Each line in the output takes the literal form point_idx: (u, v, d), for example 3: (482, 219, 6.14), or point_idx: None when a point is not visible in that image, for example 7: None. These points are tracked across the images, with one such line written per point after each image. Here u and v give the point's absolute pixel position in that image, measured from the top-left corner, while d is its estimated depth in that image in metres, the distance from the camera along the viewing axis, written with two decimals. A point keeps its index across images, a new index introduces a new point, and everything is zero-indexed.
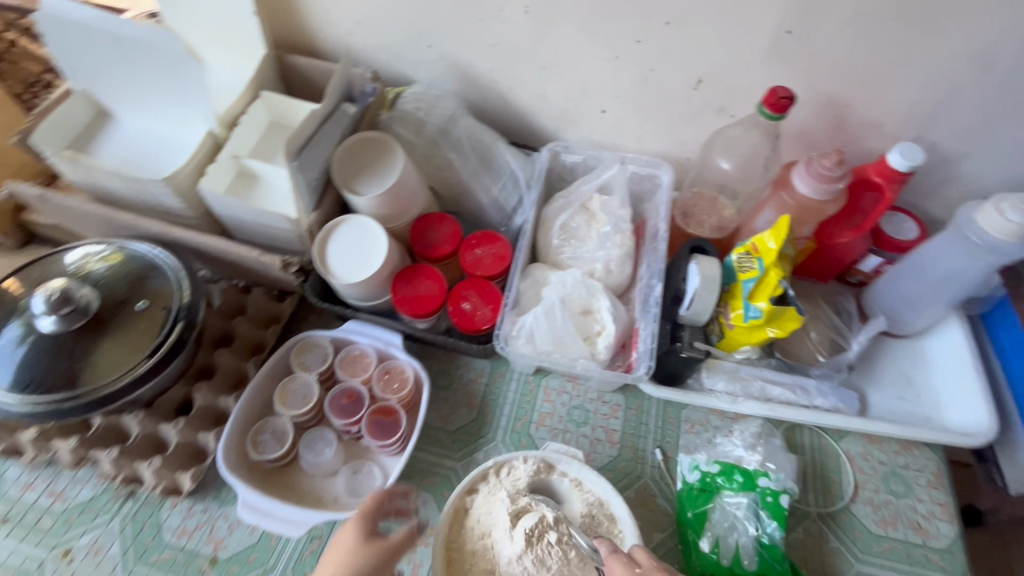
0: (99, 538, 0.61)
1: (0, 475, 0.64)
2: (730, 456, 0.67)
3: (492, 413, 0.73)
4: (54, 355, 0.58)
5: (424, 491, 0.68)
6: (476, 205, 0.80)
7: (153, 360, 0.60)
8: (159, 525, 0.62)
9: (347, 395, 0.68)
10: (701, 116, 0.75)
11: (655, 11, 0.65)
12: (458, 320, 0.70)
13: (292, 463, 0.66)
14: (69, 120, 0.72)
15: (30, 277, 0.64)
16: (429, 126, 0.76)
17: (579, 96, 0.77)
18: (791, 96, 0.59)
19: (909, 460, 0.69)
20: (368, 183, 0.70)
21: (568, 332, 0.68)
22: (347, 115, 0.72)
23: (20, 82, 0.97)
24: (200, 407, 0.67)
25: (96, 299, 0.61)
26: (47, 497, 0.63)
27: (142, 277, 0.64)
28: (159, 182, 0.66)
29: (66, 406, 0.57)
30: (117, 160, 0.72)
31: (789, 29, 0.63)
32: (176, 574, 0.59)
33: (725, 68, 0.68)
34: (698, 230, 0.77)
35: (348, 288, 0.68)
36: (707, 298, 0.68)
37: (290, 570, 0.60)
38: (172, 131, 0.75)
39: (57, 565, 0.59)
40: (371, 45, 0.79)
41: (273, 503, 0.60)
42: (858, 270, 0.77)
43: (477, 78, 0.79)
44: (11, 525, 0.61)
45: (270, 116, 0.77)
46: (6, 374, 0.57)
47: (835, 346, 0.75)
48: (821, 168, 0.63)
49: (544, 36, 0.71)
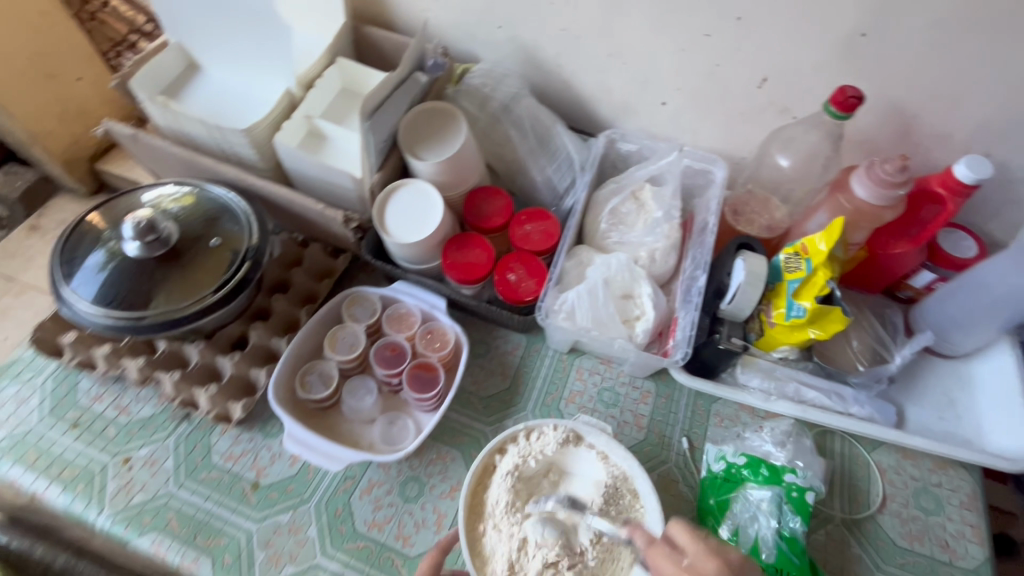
0: (155, 452, 0.66)
1: (74, 385, 0.70)
2: (758, 451, 0.68)
3: (524, 384, 0.75)
4: (136, 277, 0.63)
5: (454, 449, 0.70)
6: (529, 183, 0.82)
7: (221, 294, 0.64)
8: (209, 448, 0.67)
9: (391, 348, 0.71)
10: (762, 115, 0.75)
11: (729, 5, 0.65)
12: (503, 290, 0.72)
13: (334, 407, 0.70)
14: (163, 70, 0.78)
15: (111, 213, 0.69)
16: (493, 102, 0.80)
17: (641, 87, 0.78)
18: (860, 95, 0.59)
19: (942, 479, 0.68)
20: (432, 151, 0.74)
21: (609, 312, 0.70)
22: (418, 85, 0.75)
23: (106, 40, 1.02)
24: (254, 345, 0.72)
25: (177, 233, 0.66)
26: (112, 409, 0.68)
27: (218, 218, 0.69)
28: (239, 133, 0.70)
29: (141, 324, 0.62)
30: (202, 109, 0.77)
31: (863, 32, 0.63)
32: (221, 493, 0.63)
33: (793, 68, 0.68)
34: (747, 228, 0.77)
35: (401, 249, 0.71)
36: (750, 295, 0.68)
37: (324, 504, 0.64)
38: (252, 88, 0.79)
39: (117, 470, 0.64)
40: (444, 22, 0.82)
41: (316, 438, 0.63)
42: (908, 285, 0.76)
43: (543, 61, 0.81)
44: (80, 430, 0.67)
45: (343, 82, 0.81)
46: (92, 289, 0.62)
47: (877, 358, 0.73)
48: (883, 172, 0.63)
49: (613, 24, 0.72)
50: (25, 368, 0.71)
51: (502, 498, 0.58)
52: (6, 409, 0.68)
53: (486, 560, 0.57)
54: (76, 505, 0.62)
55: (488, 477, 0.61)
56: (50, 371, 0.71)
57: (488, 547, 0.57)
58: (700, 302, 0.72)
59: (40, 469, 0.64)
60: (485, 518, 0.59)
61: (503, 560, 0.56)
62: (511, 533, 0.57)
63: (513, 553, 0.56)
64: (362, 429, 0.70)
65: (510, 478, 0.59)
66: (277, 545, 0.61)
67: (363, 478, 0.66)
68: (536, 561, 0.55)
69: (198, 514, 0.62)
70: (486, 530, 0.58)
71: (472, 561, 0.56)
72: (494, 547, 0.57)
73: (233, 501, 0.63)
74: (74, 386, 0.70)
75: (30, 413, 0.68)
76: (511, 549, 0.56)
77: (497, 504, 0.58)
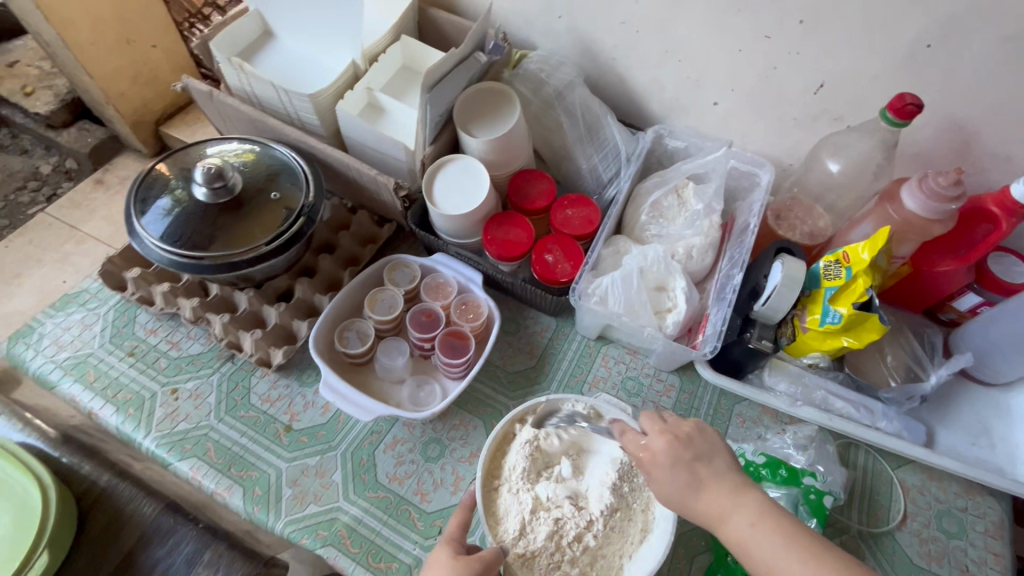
0: (200, 387, 0.70)
1: (133, 317, 0.75)
2: (779, 453, 0.68)
3: (550, 365, 0.77)
4: (202, 221, 0.68)
5: (476, 417, 0.72)
6: (575, 170, 0.85)
7: (274, 245, 0.68)
8: (249, 389, 0.71)
9: (426, 314, 0.74)
10: (815, 121, 0.75)
11: (792, 8, 0.65)
12: (539, 269, 0.74)
13: (367, 364, 0.74)
14: (241, 34, 0.82)
15: (177, 163, 0.73)
16: (547, 88, 0.82)
17: (694, 85, 0.79)
18: (919, 103, 0.59)
19: (968, 504, 0.67)
20: (483, 130, 0.77)
21: (641, 300, 0.70)
22: (478, 64, 0.78)
23: (184, 10, 1.11)
24: (299, 299, 0.76)
25: (242, 184, 0.70)
26: (165, 343, 0.74)
27: (279, 174, 0.73)
28: (305, 97, 0.74)
29: (200, 263, 0.66)
30: (273, 73, 0.81)
31: (928, 44, 0.62)
32: (256, 431, 0.68)
33: (852, 75, 0.68)
34: (789, 233, 0.77)
35: (444, 221, 0.73)
36: (786, 296, 0.67)
37: (350, 453, 0.67)
38: (318, 56, 0.83)
39: (165, 399, 0.69)
40: (506, 8, 0.84)
41: (350, 389, 0.66)
42: (952, 307, 0.74)
43: (599, 53, 0.83)
44: (135, 358, 0.72)
45: (404, 59, 0.84)
46: (162, 226, 0.67)
47: (910, 376, 0.72)
48: (936, 185, 0.62)
49: (673, 21, 0.73)
50: (91, 298, 0.77)
51: (519, 463, 0.60)
52: (72, 332, 0.74)
53: (499, 519, 0.58)
54: (126, 425, 0.67)
55: (507, 443, 0.64)
56: (113, 303, 0.77)
57: (502, 507, 0.59)
58: (733, 299, 0.71)
59: (97, 389, 0.69)
60: (501, 481, 0.61)
61: (515, 521, 0.58)
62: (525, 496, 0.59)
63: (525, 514, 0.57)
64: (392, 389, 0.73)
65: (529, 446, 0.61)
66: (304, 485, 0.64)
67: (389, 434, 0.69)
68: (546, 525, 0.57)
69: (235, 448, 0.66)
70: (502, 492, 0.60)
71: (486, 518, 0.58)
72: (507, 508, 0.59)
73: (267, 440, 0.67)
74: (133, 318, 0.75)
75: (92, 338, 0.74)
76: (524, 511, 0.58)
77: (514, 469, 0.60)
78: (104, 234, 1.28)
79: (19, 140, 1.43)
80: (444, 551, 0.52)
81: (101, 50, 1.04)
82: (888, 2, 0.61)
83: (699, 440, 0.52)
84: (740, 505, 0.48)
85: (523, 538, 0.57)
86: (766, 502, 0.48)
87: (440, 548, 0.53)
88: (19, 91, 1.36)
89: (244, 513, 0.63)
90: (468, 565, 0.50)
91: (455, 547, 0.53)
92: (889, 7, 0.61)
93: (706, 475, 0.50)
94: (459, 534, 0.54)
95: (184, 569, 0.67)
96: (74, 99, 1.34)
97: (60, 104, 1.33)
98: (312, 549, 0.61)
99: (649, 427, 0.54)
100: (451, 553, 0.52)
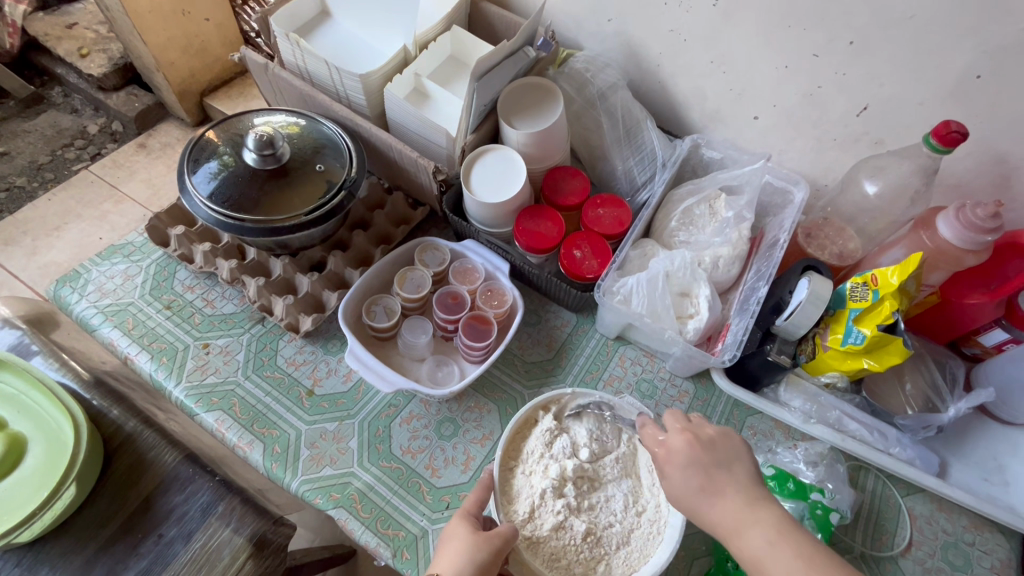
0: (231, 344, 0.74)
1: (174, 273, 0.80)
2: (788, 467, 0.68)
3: (567, 359, 0.78)
4: (249, 185, 0.71)
5: (491, 402, 0.73)
6: (610, 171, 0.86)
7: (315, 215, 0.70)
8: (276, 351, 0.74)
9: (452, 296, 0.77)
10: (855, 144, 0.75)
11: (843, 28, 0.66)
12: (566, 263, 0.75)
13: (392, 339, 0.76)
14: (301, 13, 0.85)
15: (228, 130, 0.76)
16: (591, 87, 0.84)
17: (736, 98, 0.80)
18: (964, 131, 0.59)
19: (976, 539, 0.67)
20: (525, 123, 0.79)
21: (664, 304, 0.71)
22: (527, 58, 0.80)
23: None
24: (331, 271, 0.79)
25: (290, 154, 0.73)
26: (201, 301, 0.78)
27: (324, 147, 0.76)
28: (356, 78, 0.77)
29: (242, 225, 0.69)
30: (328, 51, 0.84)
31: (977, 74, 0.62)
32: (280, 392, 0.71)
33: (897, 100, 0.68)
34: (818, 253, 0.77)
35: (477, 207, 0.75)
36: (810, 313, 0.67)
37: (367, 422, 0.70)
38: (371, 38, 0.86)
39: (197, 352, 0.73)
40: (557, 8, 0.86)
41: (375, 361, 0.68)
42: (977, 341, 0.72)
43: (645, 59, 0.84)
44: (172, 312, 0.77)
45: (454, 50, 0.86)
46: (211, 187, 0.70)
47: (928, 406, 0.72)
48: (973, 216, 0.62)
49: (721, 32, 0.74)
50: (136, 251, 0.82)
51: (538, 450, 0.62)
52: (115, 281, 0.79)
53: (513, 500, 0.60)
54: (159, 373, 0.72)
55: (528, 428, 0.65)
56: (156, 257, 0.82)
57: (515, 489, 0.61)
58: (756, 311, 0.71)
59: (134, 337, 0.74)
60: (518, 464, 0.63)
61: (526, 504, 0.59)
62: (539, 481, 0.60)
63: (535, 499, 0.59)
64: (412, 365, 0.75)
65: (549, 434, 0.63)
66: (321, 448, 0.67)
67: (406, 409, 0.71)
68: (552, 515, 0.58)
69: (259, 406, 0.70)
70: (517, 474, 0.62)
71: (500, 496, 0.59)
72: (520, 489, 0.61)
73: (289, 402, 0.70)
74: (173, 274, 0.80)
75: (133, 289, 0.79)
76: (534, 496, 0.59)
77: (534, 454, 0.62)
78: (142, 196, 1.32)
79: (70, 100, 1.49)
80: (462, 525, 0.54)
81: (158, 17, 1.08)
82: (943, 30, 0.61)
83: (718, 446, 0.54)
84: (756, 523, 0.49)
85: (531, 522, 0.59)
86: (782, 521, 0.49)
87: (457, 521, 0.54)
88: (75, 53, 1.41)
89: (262, 468, 0.66)
90: (488, 540, 0.52)
91: (472, 522, 0.54)
92: (942, 33, 0.61)
93: (719, 482, 0.51)
94: (476, 510, 0.56)
95: (198, 519, 0.65)
96: (126, 65, 1.39)
97: (112, 68, 1.38)
98: (324, 509, 0.63)
99: (672, 426, 0.56)
100: (471, 529, 0.53)
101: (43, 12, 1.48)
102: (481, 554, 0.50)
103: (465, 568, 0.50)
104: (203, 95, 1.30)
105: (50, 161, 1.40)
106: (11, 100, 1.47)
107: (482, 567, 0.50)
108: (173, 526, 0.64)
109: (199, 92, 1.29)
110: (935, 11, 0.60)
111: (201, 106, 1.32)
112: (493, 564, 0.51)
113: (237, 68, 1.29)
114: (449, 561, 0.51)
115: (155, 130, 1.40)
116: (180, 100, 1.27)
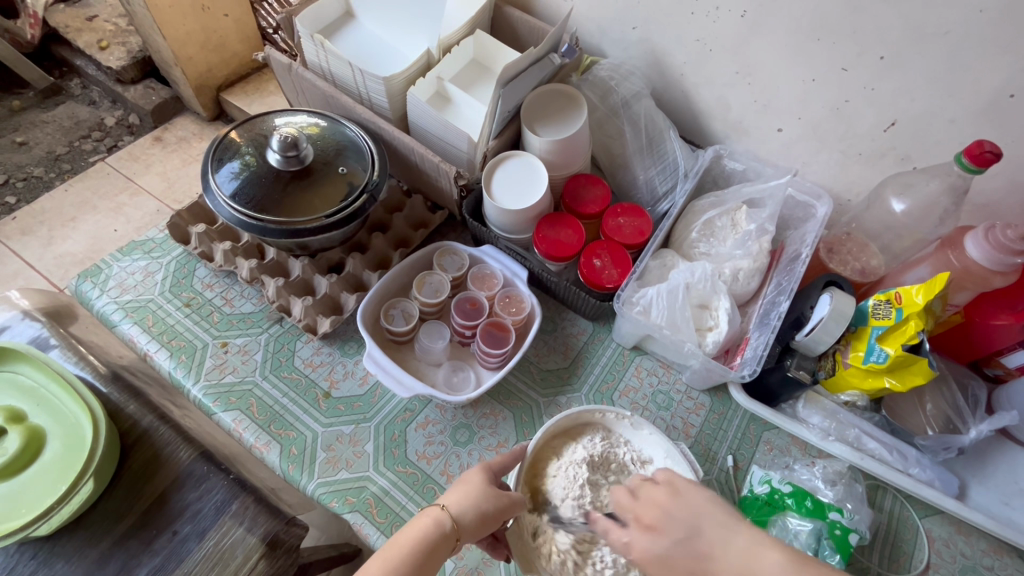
0: (248, 344, 0.77)
1: (194, 271, 0.82)
2: (806, 484, 0.67)
3: (582, 368, 0.78)
4: (271, 185, 0.71)
5: (507, 410, 0.73)
6: (631, 180, 0.87)
7: (337, 217, 0.71)
8: (293, 352, 0.76)
9: (471, 302, 0.76)
10: (881, 159, 0.74)
11: (875, 42, 0.65)
12: (586, 272, 0.74)
13: (407, 342, 0.76)
14: (325, 11, 0.85)
15: (249, 129, 0.76)
16: (614, 96, 0.84)
17: (760, 109, 0.79)
18: (998, 152, 0.58)
19: (995, 562, 0.67)
20: (548, 131, 0.79)
21: (683, 316, 0.70)
22: (552, 65, 0.80)
23: None
24: (349, 273, 0.79)
25: (313, 155, 0.73)
26: (220, 299, 0.80)
27: (344, 149, 0.75)
28: (379, 81, 0.77)
29: (265, 226, 0.69)
30: (350, 51, 0.84)
31: (1012, 93, 0.61)
32: (297, 393, 0.73)
33: (925, 117, 0.68)
34: (839, 267, 0.76)
35: (497, 213, 0.75)
36: (832, 330, 0.66)
37: (382, 427, 0.70)
38: (393, 40, 0.85)
39: (217, 351, 0.76)
40: (583, 15, 0.86)
41: (393, 365, 0.68)
42: (1000, 362, 0.71)
43: (669, 68, 0.83)
44: (192, 310, 0.79)
45: (476, 54, 0.85)
46: (234, 186, 0.70)
47: (949, 426, 0.71)
48: (1002, 237, 0.61)
49: (749, 43, 0.73)
50: (156, 248, 0.85)
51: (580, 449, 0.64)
52: (135, 277, 0.82)
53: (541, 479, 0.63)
54: (177, 371, 0.74)
55: (575, 429, 0.67)
56: (175, 255, 0.84)
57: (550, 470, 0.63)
58: (777, 325, 0.70)
59: (153, 334, 0.77)
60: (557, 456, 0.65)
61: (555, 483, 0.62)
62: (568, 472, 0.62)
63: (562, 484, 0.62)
64: (429, 369, 0.75)
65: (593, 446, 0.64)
66: (337, 451, 0.68)
67: (422, 414, 0.72)
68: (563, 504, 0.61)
69: (276, 407, 0.71)
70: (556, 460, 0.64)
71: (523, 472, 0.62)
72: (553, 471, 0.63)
73: (306, 403, 0.72)
74: (192, 271, 0.83)
75: (153, 286, 0.81)
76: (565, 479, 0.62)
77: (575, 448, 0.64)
78: (158, 190, 1.31)
79: (88, 91, 1.50)
80: (480, 474, 0.57)
81: (178, 12, 1.09)
82: (978, 48, 0.60)
83: (695, 508, 0.50)
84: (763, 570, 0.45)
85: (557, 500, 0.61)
86: (789, 560, 0.44)
87: (477, 470, 0.57)
88: (94, 45, 1.42)
89: (279, 470, 0.68)
90: (498, 498, 0.55)
91: (490, 476, 0.57)
92: (976, 52, 0.60)
93: (702, 554, 0.47)
94: (497, 469, 0.59)
95: (211, 517, 0.62)
96: (144, 58, 1.40)
97: (131, 62, 1.39)
98: (339, 513, 0.65)
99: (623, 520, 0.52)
100: (486, 479, 0.56)
101: (63, 4, 1.49)
102: (487, 507, 0.54)
103: (472, 509, 0.53)
104: (220, 90, 1.30)
105: (67, 152, 1.41)
106: (30, 91, 1.49)
107: (484, 516, 0.54)
108: (187, 524, 0.61)
109: (216, 87, 1.29)
110: (970, 27, 0.59)
111: (216, 101, 1.32)
112: (493, 517, 0.54)
113: (254, 64, 1.29)
114: (456, 497, 0.54)
115: (171, 124, 1.40)
116: (197, 94, 1.27)
